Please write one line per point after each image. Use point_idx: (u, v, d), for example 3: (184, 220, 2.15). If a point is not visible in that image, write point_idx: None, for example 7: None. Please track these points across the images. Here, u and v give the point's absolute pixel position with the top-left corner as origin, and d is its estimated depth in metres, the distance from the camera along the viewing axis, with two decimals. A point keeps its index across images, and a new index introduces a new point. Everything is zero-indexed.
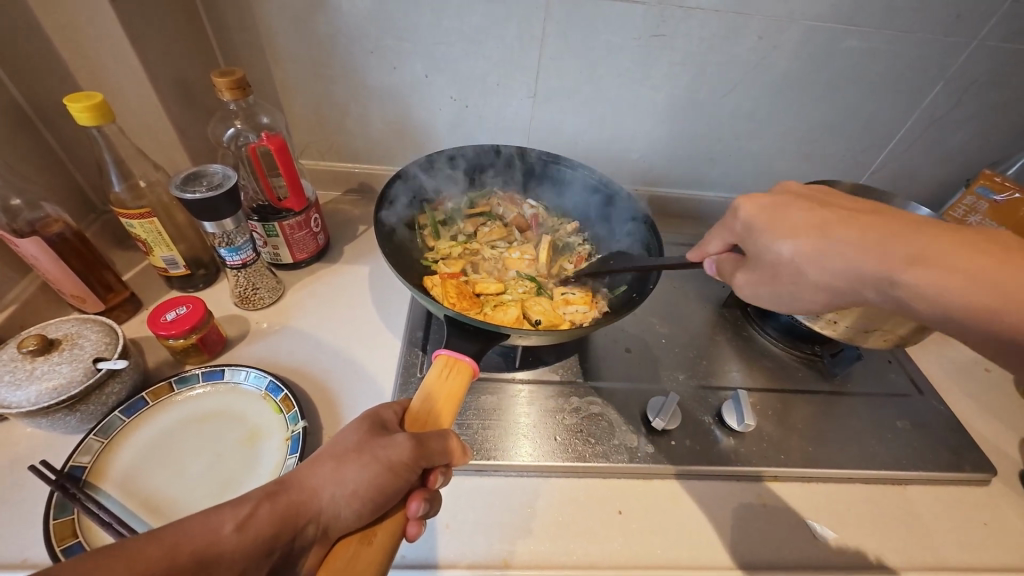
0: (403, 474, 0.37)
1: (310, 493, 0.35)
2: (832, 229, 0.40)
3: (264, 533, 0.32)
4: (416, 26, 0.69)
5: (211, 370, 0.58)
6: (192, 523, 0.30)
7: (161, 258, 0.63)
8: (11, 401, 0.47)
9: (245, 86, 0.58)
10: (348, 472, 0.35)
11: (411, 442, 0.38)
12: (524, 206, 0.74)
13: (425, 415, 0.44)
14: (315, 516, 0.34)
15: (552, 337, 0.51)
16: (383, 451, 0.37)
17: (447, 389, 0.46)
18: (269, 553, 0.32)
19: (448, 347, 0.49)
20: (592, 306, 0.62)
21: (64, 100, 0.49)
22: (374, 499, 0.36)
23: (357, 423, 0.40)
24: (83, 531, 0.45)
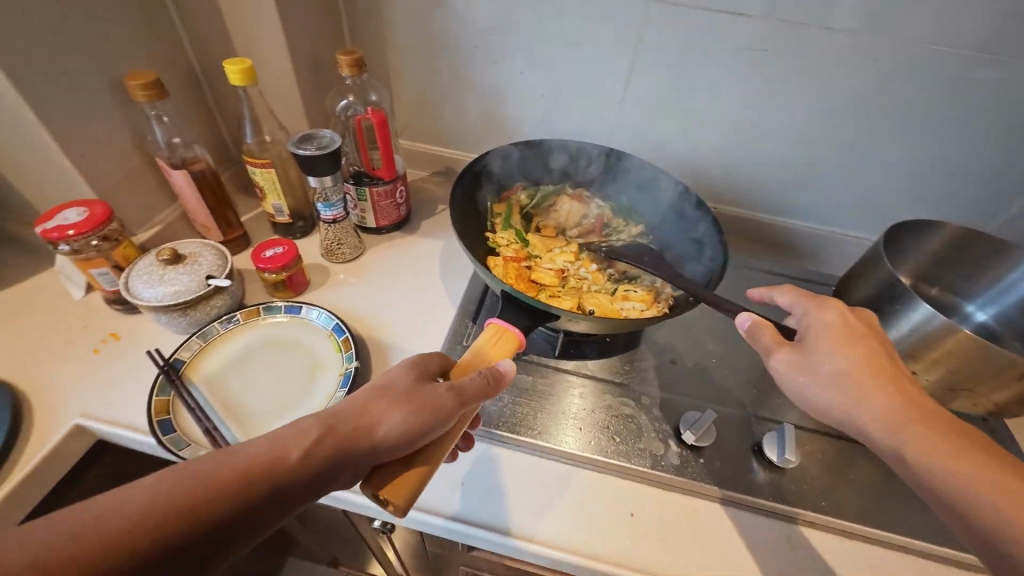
0: (445, 414, 0.41)
1: (365, 429, 0.40)
2: (853, 378, 0.44)
3: (323, 460, 0.38)
4: (518, 26, 0.74)
5: (291, 305, 0.66)
6: (268, 448, 0.37)
7: (271, 205, 0.74)
8: (143, 296, 0.59)
9: (362, 65, 0.66)
10: (395, 414, 0.40)
11: (449, 391, 0.42)
12: (590, 205, 0.74)
13: (461, 383, 0.43)
14: (369, 447, 0.39)
15: (603, 325, 0.52)
16: (425, 396, 0.41)
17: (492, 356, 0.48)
18: (333, 471, 0.38)
19: (498, 318, 0.51)
20: (651, 304, 0.61)
21: (226, 63, 0.59)
22: (416, 432, 0.40)
23: (401, 368, 0.44)
24: (173, 410, 0.55)
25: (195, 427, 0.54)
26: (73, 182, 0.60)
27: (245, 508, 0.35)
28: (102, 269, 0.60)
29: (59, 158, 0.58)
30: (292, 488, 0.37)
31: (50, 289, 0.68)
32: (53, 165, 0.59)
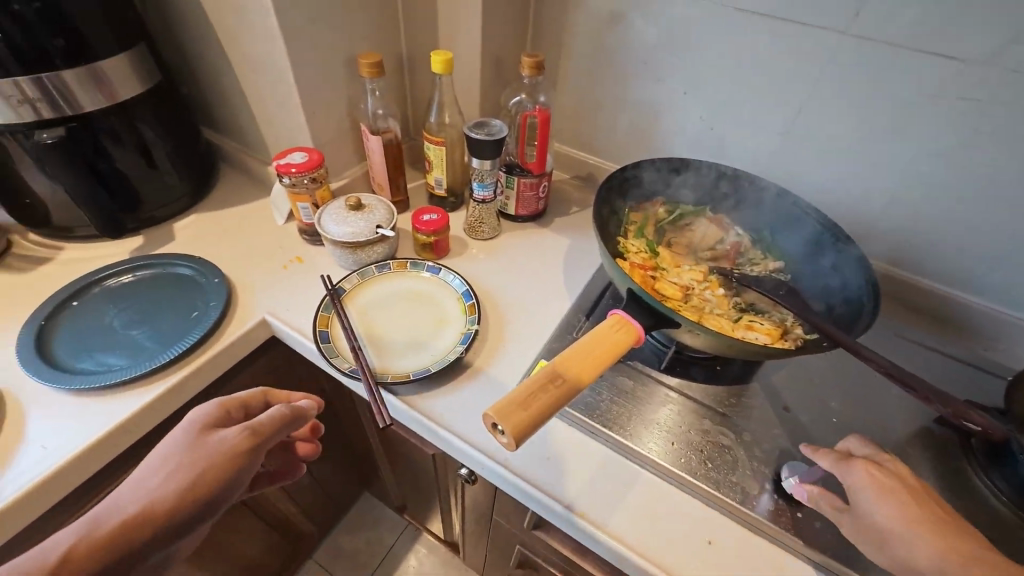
0: (245, 456, 0.49)
1: (258, 427, 0.50)
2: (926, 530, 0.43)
3: (245, 455, 0.48)
4: (693, 47, 0.76)
5: (430, 265, 0.75)
6: (212, 450, 0.47)
7: (435, 178, 0.85)
8: (330, 232, 0.72)
9: (541, 67, 0.73)
10: (268, 416, 0.51)
11: (242, 434, 0.49)
12: (728, 232, 0.73)
13: (568, 366, 0.41)
14: (265, 443, 0.50)
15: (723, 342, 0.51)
16: (220, 446, 0.48)
17: (604, 345, 0.44)
18: (254, 464, 0.49)
19: (624, 312, 0.50)
20: (777, 340, 0.58)
21: (434, 53, 0.72)
22: (230, 460, 0.47)
23: (198, 417, 0.51)
24: (330, 326, 0.67)
25: (343, 344, 0.65)
26: (301, 132, 0.77)
27: (140, 542, 0.42)
28: (304, 204, 0.74)
29: (298, 113, 0.74)
30: (166, 529, 0.44)
31: (262, 214, 0.86)
32: (291, 117, 0.75)
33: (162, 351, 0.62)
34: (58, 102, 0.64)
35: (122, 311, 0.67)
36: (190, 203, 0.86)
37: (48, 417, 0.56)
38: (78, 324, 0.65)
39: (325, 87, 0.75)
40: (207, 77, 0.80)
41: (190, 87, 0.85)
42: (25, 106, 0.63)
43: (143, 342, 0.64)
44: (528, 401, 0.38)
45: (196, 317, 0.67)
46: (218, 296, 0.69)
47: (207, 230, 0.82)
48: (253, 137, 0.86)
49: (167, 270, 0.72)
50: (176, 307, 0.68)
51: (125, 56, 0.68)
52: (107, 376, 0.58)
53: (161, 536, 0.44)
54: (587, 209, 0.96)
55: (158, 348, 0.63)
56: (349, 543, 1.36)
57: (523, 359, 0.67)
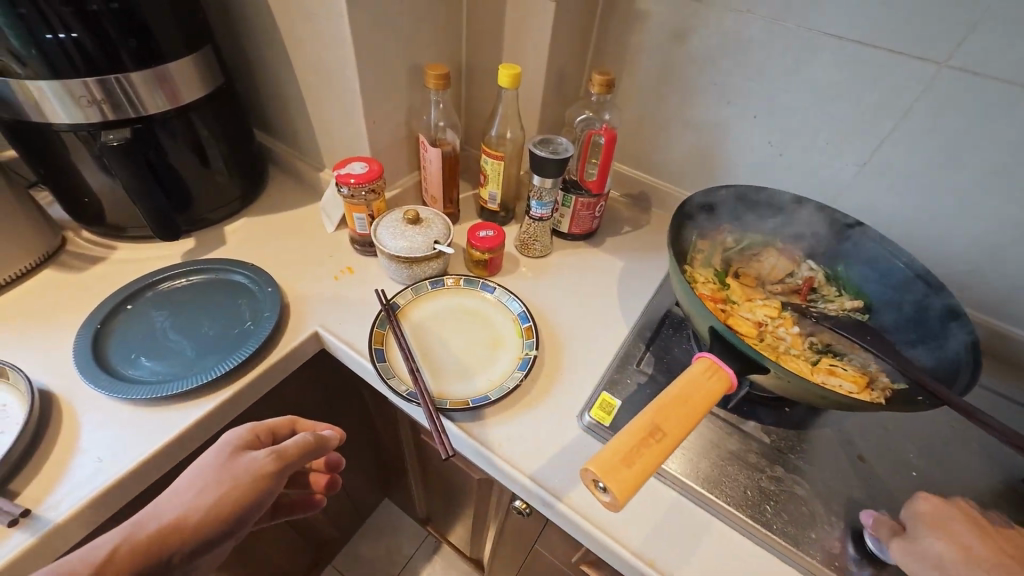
0: (269, 480, 0.47)
1: (285, 452, 0.49)
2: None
3: (270, 479, 0.47)
4: (769, 70, 0.73)
5: (485, 284, 0.73)
6: (239, 471, 0.46)
7: (489, 192, 0.83)
8: (386, 246, 0.70)
9: (611, 86, 0.70)
10: (295, 440, 0.50)
11: (269, 457, 0.48)
12: (800, 265, 0.69)
13: (664, 418, 0.39)
14: (290, 467, 0.49)
15: (813, 392, 0.48)
16: (249, 468, 0.47)
17: (698, 392, 0.42)
18: (276, 488, 0.48)
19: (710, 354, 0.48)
20: (862, 388, 0.55)
21: (502, 66, 0.70)
22: (255, 485, 0.46)
23: (229, 439, 0.49)
24: (385, 344, 0.65)
25: (399, 363, 0.63)
26: (360, 141, 0.75)
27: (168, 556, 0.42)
28: (361, 215, 0.73)
29: (359, 122, 0.72)
30: (192, 546, 0.43)
31: (312, 220, 0.85)
32: (351, 126, 0.74)
33: (217, 362, 0.61)
34: (124, 103, 0.63)
35: (175, 318, 0.66)
36: (240, 207, 0.85)
37: (104, 426, 0.55)
38: (132, 330, 0.64)
39: (388, 97, 0.73)
40: (267, 81, 0.80)
41: (248, 90, 0.84)
42: (93, 106, 0.62)
43: (197, 351, 0.62)
44: (631, 457, 0.36)
45: (250, 327, 0.65)
46: (271, 305, 0.67)
47: (258, 235, 0.81)
48: (308, 143, 0.85)
49: (219, 276, 0.71)
50: (229, 315, 0.67)
51: (192, 59, 0.68)
52: (164, 387, 0.57)
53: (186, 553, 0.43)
54: (639, 229, 0.93)
55: (213, 358, 0.61)
56: (369, 551, 1.34)
57: (582, 388, 0.65)
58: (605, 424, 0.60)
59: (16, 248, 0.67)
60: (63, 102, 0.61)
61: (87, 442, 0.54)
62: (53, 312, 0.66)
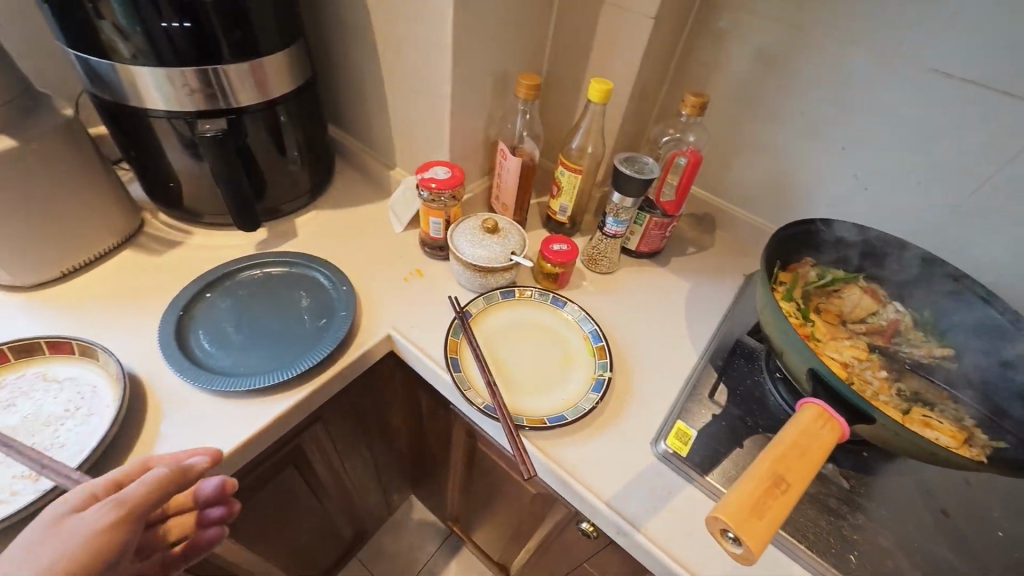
0: (112, 537, 0.39)
1: (124, 498, 0.41)
2: None
3: (108, 534, 0.39)
4: (867, 103, 0.72)
5: (555, 298, 0.73)
6: (66, 529, 0.38)
7: (559, 204, 0.82)
8: (463, 253, 0.70)
9: (704, 107, 0.69)
10: (139, 481, 0.42)
11: (107, 507, 0.40)
12: (886, 306, 0.67)
13: (787, 467, 0.38)
14: (134, 506, 0.41)
15: (918, 446, 0.47)
16: (77, 529, 0.39)
17: (817, 441, 0.41)
18: (116, 537, 0.39)
19: (818, 400, 0.47)
20: (959, 444, 0.53)
21: (593, 79, 0.69)
22: (90, 547, 0.38)
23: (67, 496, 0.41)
24: (459, 353, 0.65)
25: (474, 374, 0.63)
26: (442, 144, 0.75)
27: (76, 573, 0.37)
28: (438, 219, 0.72)
29: (444, 126, 0.72)
30: None
31: (380, 219, 0.85)
32: (435, 129, 0.74)
33: (297, 358, 0.61)
34: (216, 94, 0.63)
35: (253, 310, 0.66)
36: (309, 201, 0.85)
37: (189, 415, 0.55)
38: (212, 319, 0.64)
39: (474, 102, 0.73)
40: (350, 78, 0.80)
41: (329, 85, 0.84)
42: (192, 94, 0.62)
43: (276, 345, 0.63)
44: (760, 507, 0.35)
45: (326, 324, 0.65)
46: (346, 303, 0.68)
47: (327, 230, 0.81)
48: (382, 141, 0.85)
49: (293, 270, 0.72)
50: (304, 311, 0.67)
51: (287, 53, 0.67)
52: (247, 380, 0.57)
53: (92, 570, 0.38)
54: (703, 251, 0.91)
55: (292, 354, 0.62)
56: (390, 545, 1.35)
57: (655, 414, 0.64)
58: (682, 454, 0.59)
59: (102, 228, 0.68)
60: (163, 88, 0.61)
61: (174, 430, 0.54)
62: (136, 294, 0.67)
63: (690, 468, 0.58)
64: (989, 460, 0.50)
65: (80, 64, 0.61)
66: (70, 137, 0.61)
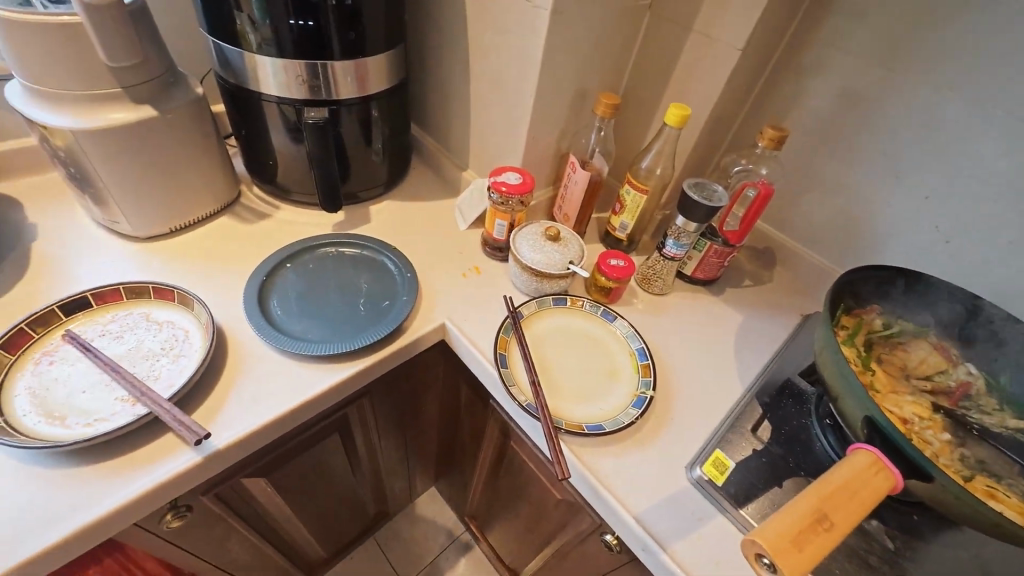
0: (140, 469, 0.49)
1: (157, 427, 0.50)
2: None
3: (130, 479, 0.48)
4: (959, 154, 0.69)
5: (605, 311, 0.75)
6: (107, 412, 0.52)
7: (620, 221, 0.83)
8: (523, 256, 0.73)
9: (781, 142, 0.69)
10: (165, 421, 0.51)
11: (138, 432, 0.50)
12: (957, 366, 0.64)
13: (833, 505, 0.38)
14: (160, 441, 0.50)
15: (978, 514, 0.44)
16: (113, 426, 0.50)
17: (866, 488, 0.40)
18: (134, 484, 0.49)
19: (872, 448, 0.46)
20: None
21: (672, 104, 0.70)
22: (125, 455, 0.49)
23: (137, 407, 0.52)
24: (508, 351, 0.67)
25: (520, 372, 0.65)
26: (515, 151, 0.79)
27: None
28: (502, 221, 0.76)
29: (521, 134, 0.76)
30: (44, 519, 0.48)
31: (446, 215, 0.90)
32: (511, 136, 0.78)
33: (361, 333, 0.66)
34: (320, 85, 0.70)
35: (325, 284, 0.72)
36: (384, 192, 0.91)
37: (262, 370, 0.61)
38: (289, 289, 0.70)
39: (552, 115, 0.76)
40: (438, 81, 0.85)
41: (417, 86, 0.90)
42: (302, 84, 0.69)
43: (343, 319, 0.68)
44: (800, 541, 0.35)
45: (389, 305, 0.70)
46: (410, 290, 0.72)
47: (397, 220, 0.87)
48: (458, 142, 0.90)
49: (365, 253, 0.77)
50: (371, 291, 0.72)
51: (388, 54, 0.73)
52: (315, 347, 0.63)
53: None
54: (761, 285, 0.90)
55: (356, 328, 0.67)
56: (406, 531, 1.38)
57: (694, 440, 0.63)
58: (718, 484, 0.58)
59: (208, 194, 0.77)
60: (279, 76, 0.68)
61: (248, 382, 0.60)
62: (227, 256, 0.74)
63: (724, 498, 0.57)
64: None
65: (215, 50, 0.70)
66: (197, 112, 0.69)
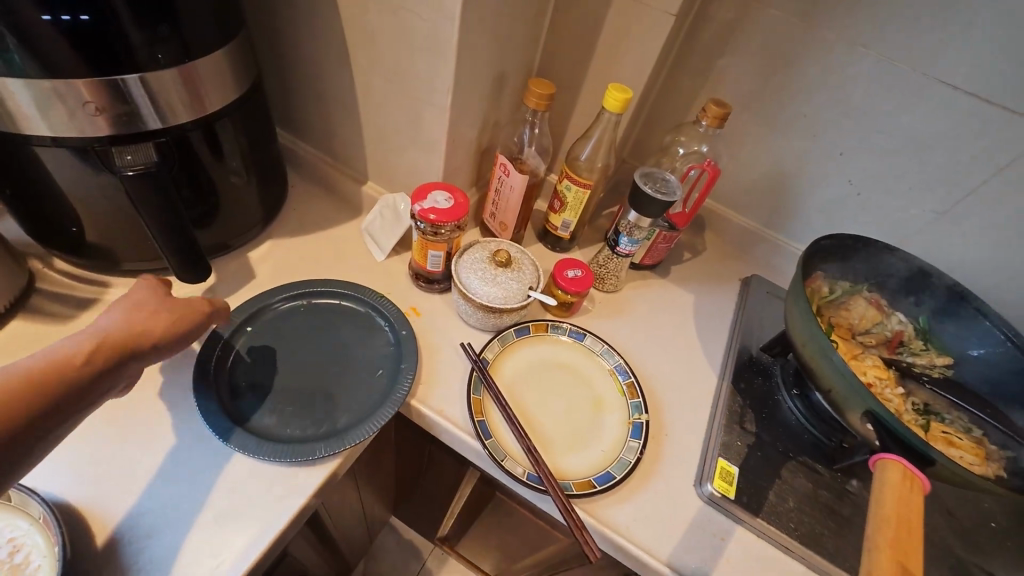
0: None
1: None
2: None
3: None
4: (868, 110, 0.71)
5: (574, 330, 0.67)
6: None
7: (562, 219, 0.74)
8: (473, 292, 0.60)
9: (725, 119, 0.64)
10: None
11: None
12: (891, 316, 0.69)
13: (900, 549, 0.38)
14: None
15: (961, 481, 0.48)
16: None
17: (912, 504, 0.41)
18: None
19: (891, 455, 0.47)
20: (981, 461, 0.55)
21: (610, 86, 0.60)
22: None
23: None
24: (485, 414, 0.57)
25: (507, 436, 0.56)
26: (433, 160, 0.63)
27: (145, 349, 0.41)
28: (438, 252, 0.62)
29: (438, 140, 0.61)
30: None
31: (354, 245, 0.71)
32: (424, 141, 0.62)
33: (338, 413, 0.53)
34: (131, 117, 0.46)
35: (235, 376, 0.54)
36: (264, 229, 0.69)
37: (172, 546, 0.45)
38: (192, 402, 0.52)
39: (470, 110, 0.61)
40: (308, 72, 0.64)
41: (277, 79, 0.67)
42: (96, 116, 0.44)
43: (285, 410, 0.53)
44: None
45: (336, 382, 0.56)
46: (357, 351, 0.59)
47: (291, 266, 0.67)
48: (349, 150, 0.70)
49: (282, 317, 0.60)
50: (312, 359, 0.57)
51: (227, 51, 0.51)
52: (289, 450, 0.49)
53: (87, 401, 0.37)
54: (699, 256, 0.89)
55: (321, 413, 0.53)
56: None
57: (692, 452, 0.61)
58: (730, 497, 0.57)
59: None
60: (47, 106, 0.43)
61: (155, 572, 0.43)
62: None
63: (738, 510, 0.56)
64: (1006, 479, 0.52)
65: None
66: None
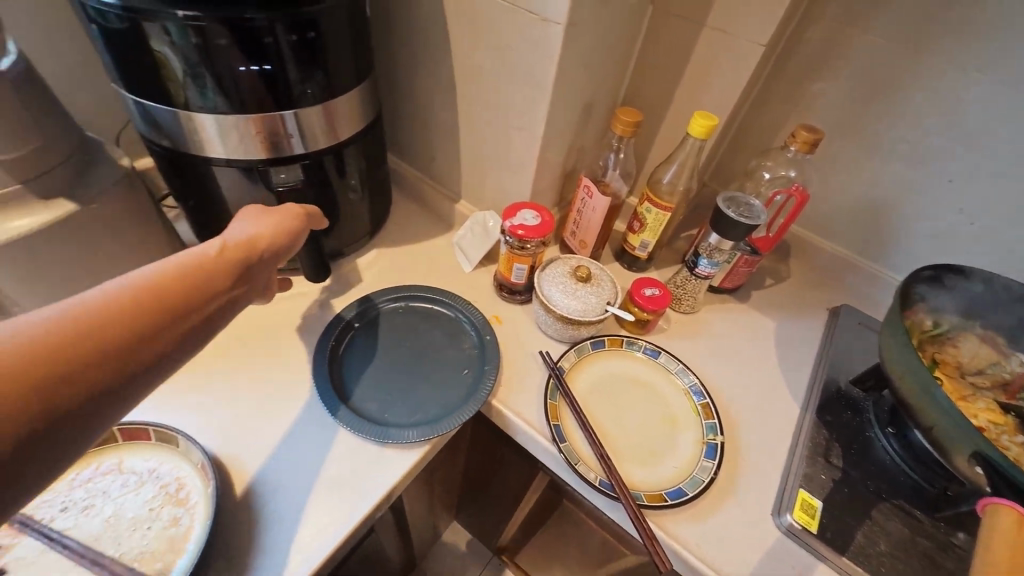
0: None
1: None
2: None
3: None
4: (983, 134, 0.67)
5: (649, 347, 0.68)
6: None
7: (641, 240, 0.76)
8: (554, 304, 0.64)
9: (816, 144, 0.64)
10: None
11: None
12: (1011, 357, 0.63)
13: None
14: None
15: None
16: None
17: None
18: None
19: (1002, 498, 0.43)
20: None
21: (696, 113, 0.62)
22: None
23: None
24: (560, 419, 0.60)
25: (580, 442, 0.59)
26: (523, 182, 0.69)
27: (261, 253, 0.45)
28: (523, 265, 0.67)
29: (529, 164, 0.67)
30: None
31: (446, 256, 0.79)
32: (517, 165, 0.68)
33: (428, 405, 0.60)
34: (284, 141, 0.56)
35: (338, 366, 0.62)
36: (371, 240, 0.78)
37: (290, 503, 0.52)
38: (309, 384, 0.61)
39: (560, 137, 0.67)
40: (419, 104, 0.73)
41: (393, 111, 0.78)
42: (261, 141, 0.55)
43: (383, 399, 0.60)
44: None
45: (426, 376, 0.62)
46: (442, 351, 0.65)
47: (392, 272, 0.76)
48: (448, 172, 0.78)
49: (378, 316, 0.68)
50: (400, 356, 0.64)
51: (360, 90, 0.60)
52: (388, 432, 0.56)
53: (227, 298, 0.39)
54: (783, 282, 0.86)
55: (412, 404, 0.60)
56: None
57: (771, 480, 0.60)
58: (811, 531, 0.55)
59: None
60: (228, 134, 0.54)
61: (276, 523, 0.51)
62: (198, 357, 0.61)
63: (820, 545, 0.54)
64: None
65: (136, 108, 0.54)
66: None
